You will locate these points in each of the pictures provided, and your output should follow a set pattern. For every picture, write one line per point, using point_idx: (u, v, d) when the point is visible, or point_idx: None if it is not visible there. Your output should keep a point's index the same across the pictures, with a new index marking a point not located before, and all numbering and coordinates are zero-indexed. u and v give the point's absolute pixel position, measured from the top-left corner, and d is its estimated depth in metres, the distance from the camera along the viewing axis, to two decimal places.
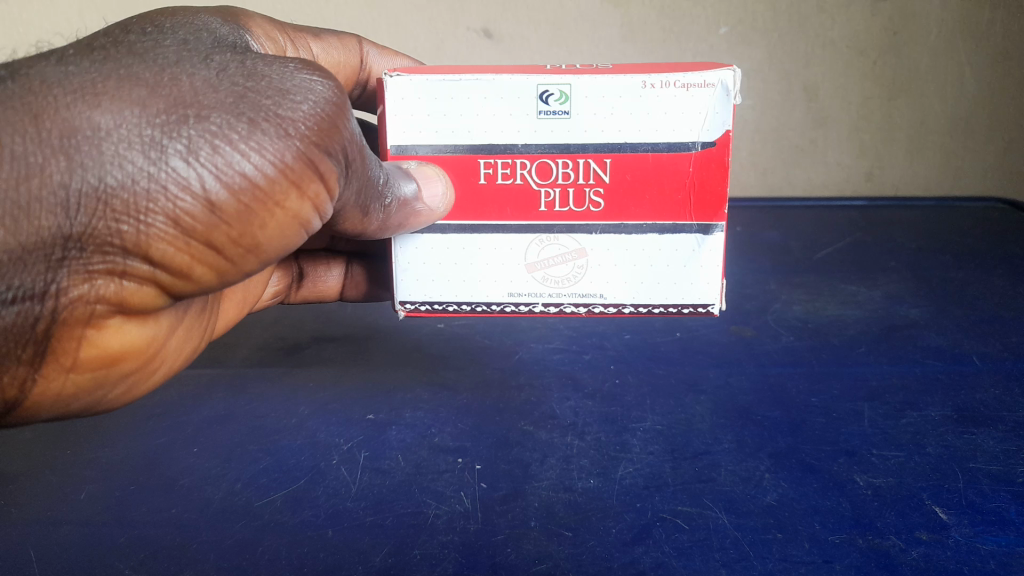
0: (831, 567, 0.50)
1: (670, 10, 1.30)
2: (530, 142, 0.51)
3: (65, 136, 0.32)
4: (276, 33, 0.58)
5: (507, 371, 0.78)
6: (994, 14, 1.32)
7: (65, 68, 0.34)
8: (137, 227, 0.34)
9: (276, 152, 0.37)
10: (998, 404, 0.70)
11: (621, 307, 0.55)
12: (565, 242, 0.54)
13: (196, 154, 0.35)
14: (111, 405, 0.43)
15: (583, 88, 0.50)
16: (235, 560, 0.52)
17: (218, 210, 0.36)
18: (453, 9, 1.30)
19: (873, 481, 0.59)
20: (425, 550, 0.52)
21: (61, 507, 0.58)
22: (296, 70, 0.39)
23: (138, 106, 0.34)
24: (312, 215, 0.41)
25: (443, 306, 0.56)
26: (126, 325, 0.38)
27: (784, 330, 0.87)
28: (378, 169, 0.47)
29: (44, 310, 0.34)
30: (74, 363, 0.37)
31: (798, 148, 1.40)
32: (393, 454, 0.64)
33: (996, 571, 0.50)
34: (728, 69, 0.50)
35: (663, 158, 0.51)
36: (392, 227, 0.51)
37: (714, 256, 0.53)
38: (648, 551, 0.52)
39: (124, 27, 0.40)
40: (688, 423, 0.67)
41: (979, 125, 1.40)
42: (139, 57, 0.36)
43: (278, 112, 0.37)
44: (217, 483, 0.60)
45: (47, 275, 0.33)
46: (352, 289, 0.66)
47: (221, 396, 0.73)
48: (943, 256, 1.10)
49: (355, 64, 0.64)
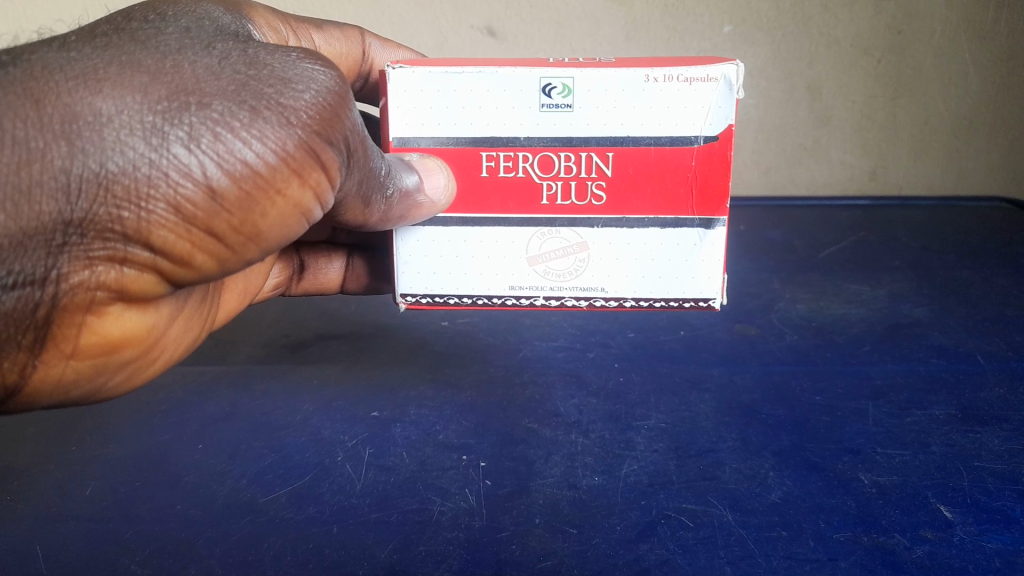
0: (836, 565, 0.50)
1: (675, 9, 1.30)
2: (533, 135, 0.51)
3: (66, 121, 0.32)
4: (278, 22, 0.57)
5: (511, 368, 0.77)
6: (1000, 13, 1.32)
7: (67, 54, 0.34)
8: (138, 213, 0.34)
9: (277, 140, 0.37)
10: (1001, 403, 0.70)
11: (623, 301, 0.55)
12: (567, 235, 0.54)
13: (197, 141, 0.35)
14: (111, 393, 0.43)
15: (586, 81, 0.50)
16: (240, 557, 0.52)
17: (219, 198, 0.36)
18: (457, 8, 1.31)
19: (877, 480, 0.59)
20: (430, 546, 0.52)
21: (66, 502, 0.58)
22: (298, 59, 0.39)
23: (140, 93, 0.34)
24: (313, 204, 0.41)
25: (444, 299, 0.56)
26: (126, 313, 0.38)
27: (788, 329, 0.86)
28: (380, 160, 0.47)
29: (44, 296, 0.34)
30: (74, 350, 0.37)
31: (803, 149, 1.40)
32: (397, 451, 0.63)
33: (1001, 569, 0.50)
34: (731, 63, 0.49)
35: (666, 152, 0.51)
36: (394, 219, 0.51)
37: (716, 251, 0.53)
38: (653, 548, 0.52)
39: (127, 14, 0.40)
40: (692, 421, 0.67)
41: (984, 126, 1.39)
42: (141, 44, 0.36)
43: (280, 101, 0.37)
44: (222, 480, 0.60)
45: (47, 261, 0.33)
46: (353, 282, 0.66)
47: (225, 393, 0.73)
48: (947, 255, 1.10)
49: (358, 56, 0.64)
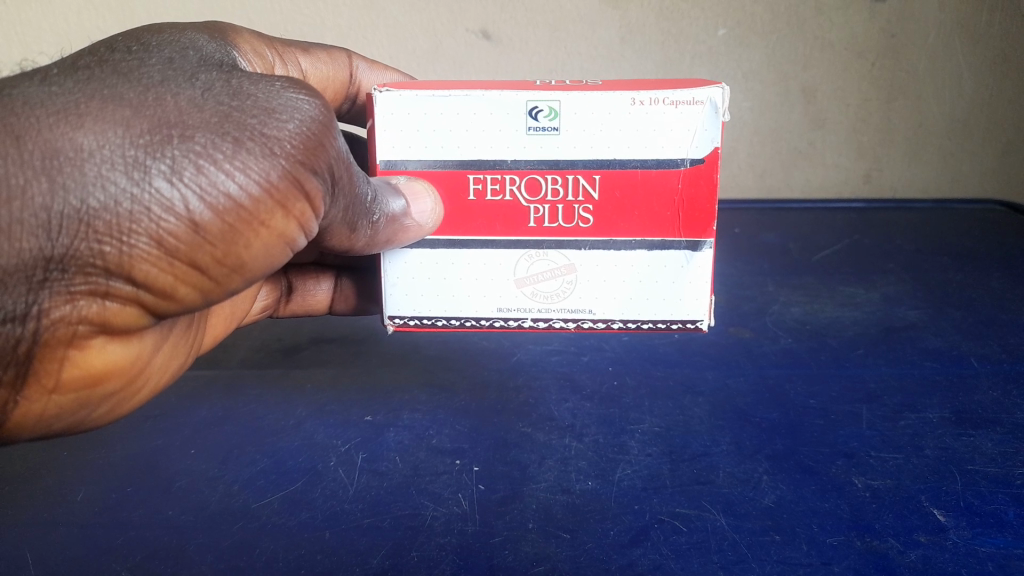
0: (829, 569, 0.50)
1: (670, 12, 1.30)
2: (519, 159, 0.51)
3: (47, 157, 0.33)
4: (263, 48, 0.58)
5: (506, 372, 0.78)
6: (993, 16, 1.32)
7: (48, 89, 0.35)
8: (121, 248, 0.35)
9: (261, 171, 0.38)
10: (996, 405, 0.70)
11: (610, 323, 0.55)
12: (554, 257, 0.54)
13: (180, 174, 0.35)
14: (94, 424, 0.44)
15: (572, 105, 0.50)
16: (232, 562, 0.52)
17: (202, 230, 0.37)
18: (452, 10, 1.30)
19: (872, 483, 0.59)
20: (423, 552, 0.52)
21: (58, 507, 0.58)
22: (283, 88, 0.40)
23: (122, 127, 0.34)
24: (297, 233, 0.42)
25: (432, 321, 0.56)
26: (110, 345, 0.39)
27: (783, 332, 0.87)
28: (365, 186, 0.48)
29: (25, 332, 0.35)
30: (57, 384, 0.38)
31: (798, 150, 1.40)
32: (390, 455, 0.64)
33: (994, 572, 0.50)
34: (717, 86, 0.50)
35: (653, 174, 0.51)
36: (380, 243, 0.52)
37: (703, 273, 0.53)
38: (646, 553, 0.52)
39: (110, 45, 0.41)
40: (686, 424, 0.67)
41: (980, 126, 1.39)
42: (124, 76, 0.37)
43: (264, 131, 0.38)
44: (214, 485, 0.60)
45: (28, 296, 0.34)
46: (341, 302, 0.66)
47: (219, 397, 0.73)
48: (943, 257, 1.10)
49: (345, 78, 0.65)
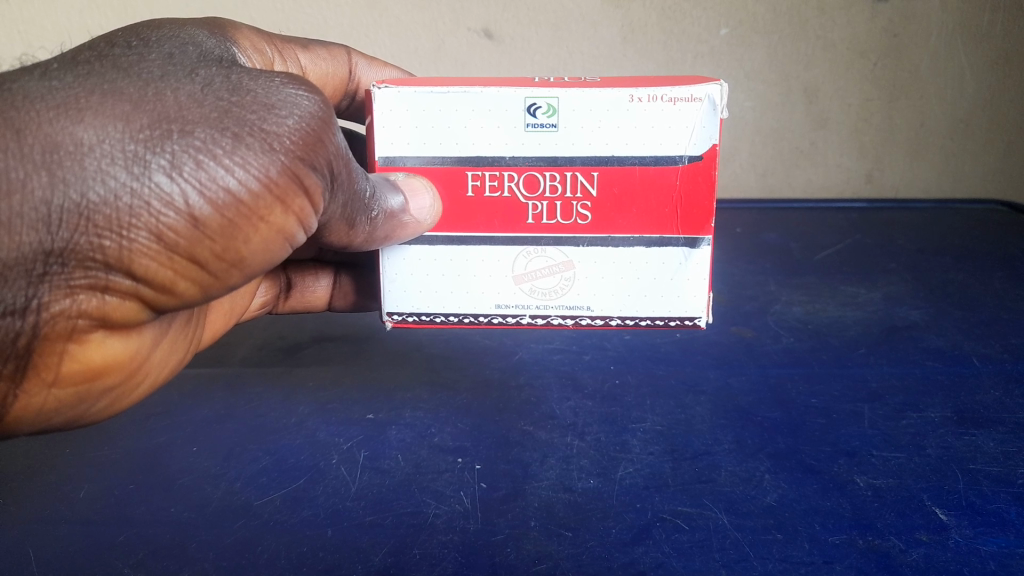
0: (830, 568, 0.50)
1: (671, 12, 1.30)
2: (518, 155, 0.51)
3: (48, 151, 0.33)
4: (263, 44, 0.58)
5: (508, 371, 0.78)
6: (995, 16, 1.32)
7: (49, 83, 0.35)
8: (120, 242, 0.35)
9: (260, 166, 0.38)
10: (998, 405, 0.70)
11: (609, 319, 0.55)
12: (553, 254, 0.54)
13: (180, 169, 0.36)
14: (93, 418, 0.44)
15: (571, 101, 0.50)
16: (235, 560, 0.52)
17: (201, 225, 0.37)
18: (454, 10, 1.30)
19: (874, 482, 0.59)
20: (425, 550, 0.52)
21: (60, 505, 0.58)
22: (282, 84, 0.40)
23: (122, 121, 0.35)
24: (296, 229, 0.42)
25: (430, 317, 0.56)
26: (109, 340, 0.40)
27: (784, 331, 0.87)
28: (364, 181, 0.48)
29: (25, 325, 0.35)
30: (56, 378, 0.39)
31: (800, 149, 1.40)
32: (393, 453, 0.64)
33: (996, 571, 0.50)
34: (715, 82, 0.50)
35: (651, 171, 0.52)
36: (379, 240, 0.52)
37: (702, 270, 0.54)
38: (647, 551, 0.52)
39: (110, 40, 0.41)
40: (688, 424, 0.67)
41: (982, 126, 1.39)
42: (124, 71, 0.37)
43: (263, 127, 0.38)
44: (216, 483, 0.60)
45: (28, 290, 0.34)
46: (341, 298, 0.67)
47: (221, 395, 0.73)
48: (945, 257, 1.10)
49: (344, 74, 0.65)
